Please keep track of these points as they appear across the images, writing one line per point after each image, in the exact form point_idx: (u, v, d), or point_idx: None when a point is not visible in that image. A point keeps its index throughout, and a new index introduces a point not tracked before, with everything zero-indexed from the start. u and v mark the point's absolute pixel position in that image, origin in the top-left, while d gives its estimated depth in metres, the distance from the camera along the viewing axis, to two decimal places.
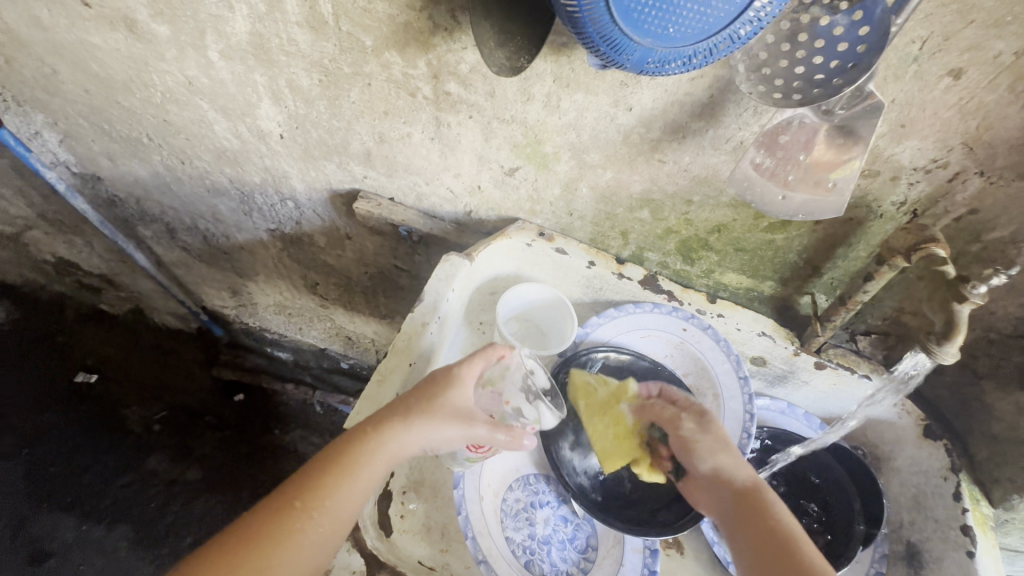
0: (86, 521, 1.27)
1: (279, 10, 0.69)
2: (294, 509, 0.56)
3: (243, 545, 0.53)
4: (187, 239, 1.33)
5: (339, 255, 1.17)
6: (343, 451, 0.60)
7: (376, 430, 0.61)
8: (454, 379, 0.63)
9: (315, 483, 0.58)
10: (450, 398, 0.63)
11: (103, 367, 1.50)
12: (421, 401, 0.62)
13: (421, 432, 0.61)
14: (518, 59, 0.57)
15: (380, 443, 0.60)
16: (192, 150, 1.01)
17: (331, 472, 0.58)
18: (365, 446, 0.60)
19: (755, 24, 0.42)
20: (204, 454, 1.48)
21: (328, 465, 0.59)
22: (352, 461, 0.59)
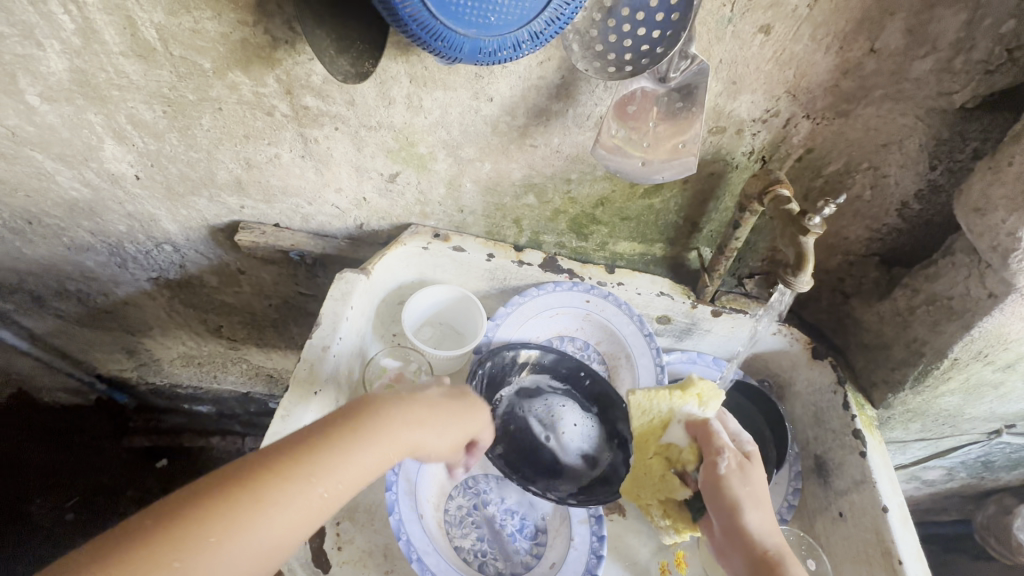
0: None
1: (96, 41, 0.63)
2: (271, 481, 0.46)
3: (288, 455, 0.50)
4: (59, 305, 1.19)
5: (236, 292, 1.10)
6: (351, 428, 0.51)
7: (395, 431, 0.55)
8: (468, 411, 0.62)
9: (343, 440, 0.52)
10: (473, 415, 0.63)
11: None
12: (451, 406, 0.60)
13: (421, 440, 0.56)
14: (363, 64, 0.55)
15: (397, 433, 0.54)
16: (38, 207, 0.90)
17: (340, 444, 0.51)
18: (370, 430, 0.52)
19: (554, 24, 0.44)
20: None
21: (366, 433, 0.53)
22: (356, 441, 0.51)
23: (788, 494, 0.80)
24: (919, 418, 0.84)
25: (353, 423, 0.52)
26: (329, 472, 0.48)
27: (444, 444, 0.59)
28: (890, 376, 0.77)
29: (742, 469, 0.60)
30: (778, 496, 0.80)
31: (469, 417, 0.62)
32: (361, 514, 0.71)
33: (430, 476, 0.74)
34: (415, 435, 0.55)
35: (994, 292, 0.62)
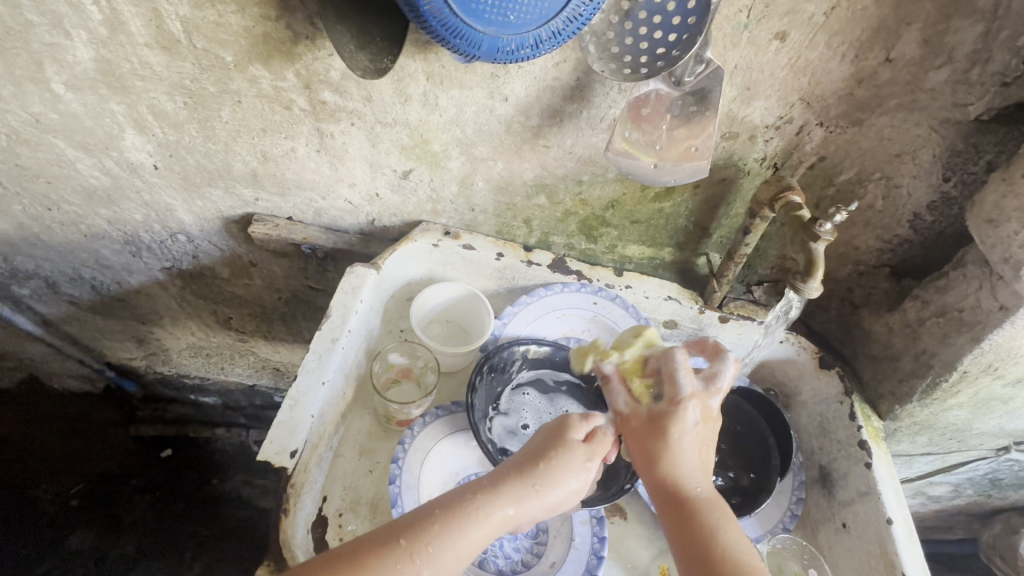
0: None
1: (123, 32, 0.64)
2: (373, 568, 0.51)
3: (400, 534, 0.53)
4: (72, 292, 1.21)
5: (247, 284, 1.11)
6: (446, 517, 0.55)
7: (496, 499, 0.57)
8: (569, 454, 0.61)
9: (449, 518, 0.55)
10: (581, 448, 0.62)
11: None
12: (556, 458, 0.60)
13: (525, 503, 0.58)
14: (382, 60, 0.56)
15: (505, 497, 0.57)
16: (58, 194, 0.92)
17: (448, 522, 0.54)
18: (468, 512, 0.55)
19: (575, 22, 0.44)
20: (134, 521, 1.49)
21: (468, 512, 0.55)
22: (454, 526, 0.54)
23: (791, 502, 0.80)
24: (926, 431, 0.83)
25: (453, 509, 0.55)
26: (427, 554, 0.53)
27: (554, 496, 0.60)
28: (898, 388, 0.76)
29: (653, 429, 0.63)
30: (782, 504, 0.80)
31: (578, 456, 0.61)
32: (365, 506, 0.72)
33: (434, 473, 0.73)
34: (519, 500, 0.58)
35: (1005, 305, 0.62)
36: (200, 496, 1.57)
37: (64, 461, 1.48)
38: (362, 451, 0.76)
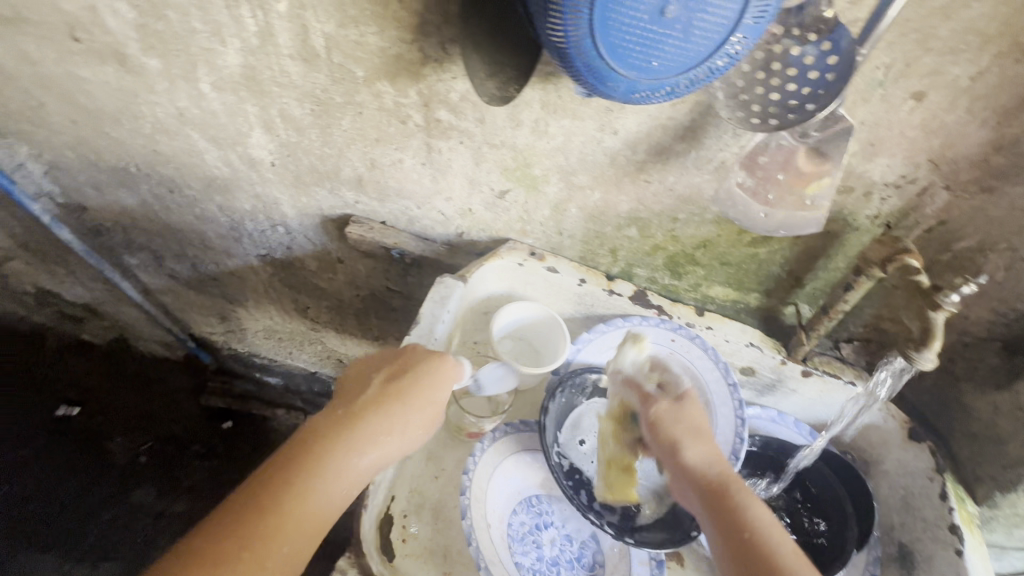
0: (68, 561, 1.38)
1: (271, 43, 0.70)
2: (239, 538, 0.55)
3: (256, 500, 0.57)
4: (174, 267, 1.32)
5: (330, 278, 1.17)
6: (306, 458, 0.60)
7: (330, 440, 0.61)
8: (383, 397, 0.65)
9: (293, 471, 0.59)
10: (416, 382, 0.66)
11: (82, 396, 1.60)
12: (383, 398, 0.65)
13: (367, 441, 0.62)
14: (508, 89, 0.59)
15: (343, 441, 0.61)
16: (182, 179, 1.01)
17: (288, 477, 0.58)
18: (305, 464, 0.59)
19: (722, 66, 0.45)
20: (192, 484, 1.57)
21: (316, 466, 0.59)
22: (293, 480, 0.58)
23: None
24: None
25: (299, 463, 0.59)
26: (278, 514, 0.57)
27: (393, 426, 0.64)
28: None
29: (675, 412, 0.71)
30: None
31: (375, 396, 0.65)
32: (428, 512, 0.73)
33: (501, 487, 0.75)
34: (360, 441, 0.62)
35: None
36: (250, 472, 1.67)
37: (139, 420, 1.62)
38: (429, 457, 0.78)
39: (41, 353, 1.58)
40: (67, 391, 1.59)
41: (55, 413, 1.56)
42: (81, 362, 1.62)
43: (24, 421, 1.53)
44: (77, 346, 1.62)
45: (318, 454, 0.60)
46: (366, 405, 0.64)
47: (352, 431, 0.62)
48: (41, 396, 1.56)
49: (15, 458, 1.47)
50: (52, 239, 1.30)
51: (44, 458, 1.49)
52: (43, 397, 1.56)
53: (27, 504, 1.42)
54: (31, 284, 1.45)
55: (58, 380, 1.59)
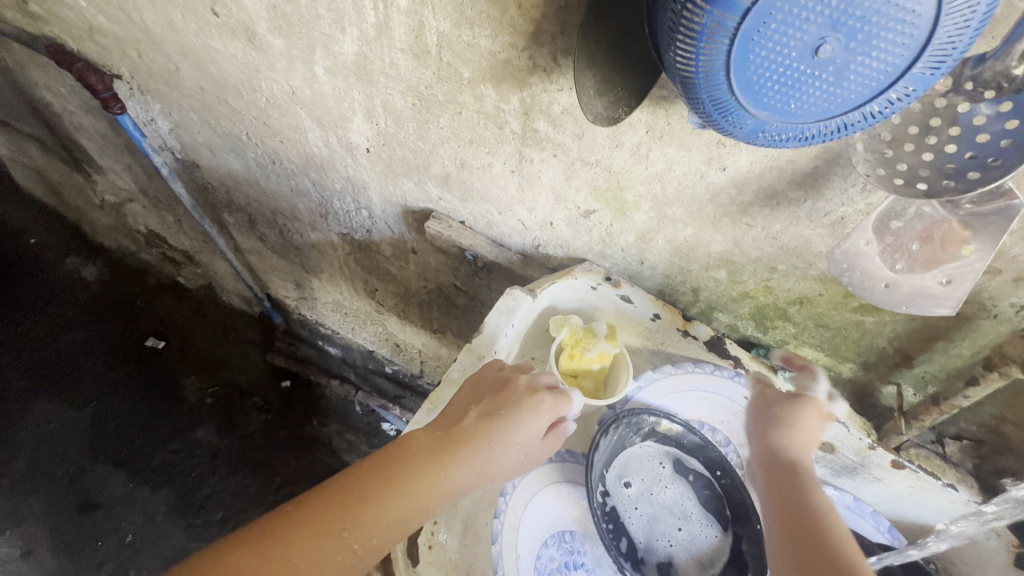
0: (134, 480, 1.54)
1: (386, 36, 0.71)
2: (351, 503, 0.59)
3: (376, 472, 0.61)
4: (265, 231, 1.40)
5: (401, 266, 1.20)
6: (420, 451, 0.63)
7: (447, 448, 0.64)
8: (498, 414, 0.66)
9: (404, 457, 0.63)
10: (530, 416, 0.67)
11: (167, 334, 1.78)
12: (496, 419, 0.66)
13: (474, 456, 0.64)
14: (616, 110, 0.56)
15: (456, 454, 0.63)
16: (284, 152, 1.06)
17: (403, 464, 0.62)
18: (418, 457, 0.63)
19: (874, 117, 0.40)
20: (245, 432, 1.71)
21: (425, 461, 0.63)
22: (402, 468, 0.62)
23: None
24: None
25: (411, 453, 0.63)
26: (385, 492, 0.60)
27: (499, 446, 0.65)
28: None
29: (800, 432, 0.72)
30: None
31: (490, 416, 0.66)
32: (458, 522, 0.69)
33: (535, 515, 0.73)
34: (467, 455, 0.64)
35: None
36: (299, 433, 1.77)
37: (210, 362, 1.78)
38: None
39: (145, 287, 1.84)
40: (157, 325, 1.79)
41: (144, 342, 1.75)
42: (173, 300, 1.84)
43: (119, 344, 1.73)
44: (173, 286, 1.84)
45: (430, 452, 0.63)
46: (484, 416, 0.66)
47: (458, 439, 0.65)
48: (136, 326, 1.77)
49: (106, 376, 1.66)
50: (167, 190, 1.43)
51: (128, 383, 1.67)
52: (137, 327, 1.77)
53: (109, 422, 1.59)
54: (144, 225, 1.66)
55: (152, 314, 1.80)
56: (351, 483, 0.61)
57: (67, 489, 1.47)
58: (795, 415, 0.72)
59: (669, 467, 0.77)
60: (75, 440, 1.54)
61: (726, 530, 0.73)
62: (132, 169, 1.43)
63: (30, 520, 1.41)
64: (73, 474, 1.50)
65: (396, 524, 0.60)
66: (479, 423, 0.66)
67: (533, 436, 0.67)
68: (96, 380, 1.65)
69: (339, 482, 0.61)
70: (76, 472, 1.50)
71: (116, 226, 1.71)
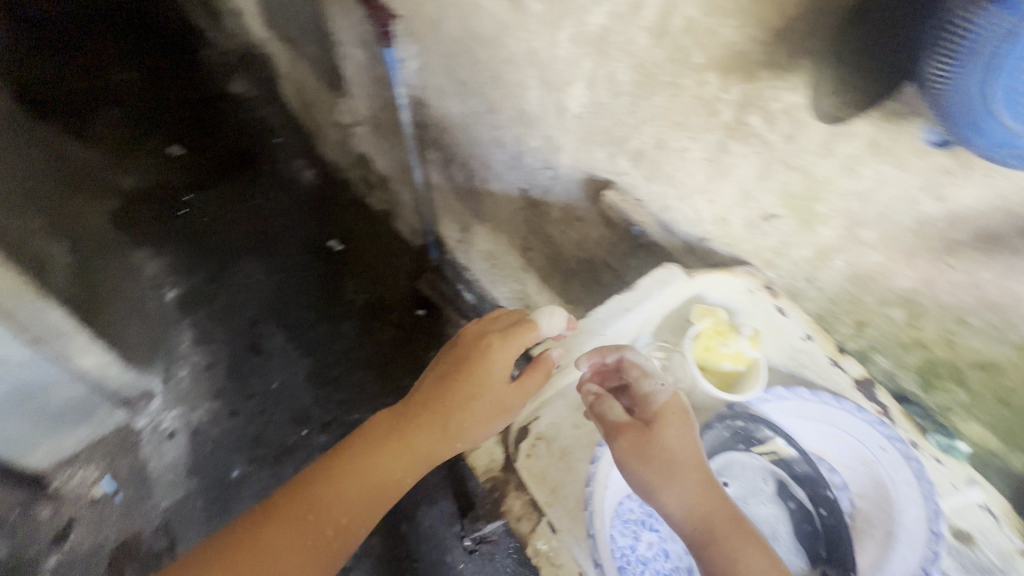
0: (290, 341, 2.05)
1: (637, 14, 0.78)
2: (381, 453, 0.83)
3: (393, 424, 0.85)
4: (455, 172, 1.62)
5: (563, 231, 1.30)
6: (425, 416, 0.85)
7: (443, 399, 0.85)
8: (481, 365, 0.86)
9: (410, 413, 0.86)
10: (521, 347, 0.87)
11: (347, 242, 2.23)
12: (469, 380, 0.86)
13: (476, 413, 0.84)
14: (849, 113, 0.64)
15: (459, 405, 0.85)
16: (502, 104, 1.23)
17: (415, 425, 0.85)
18: (425, 414, 0.85)
19: None
20: (377, 338, 2.04)
21: (425, 421, 0.85)
22: (410, 422, 0.85)
23: None
24: None
25: (415, 415, 0.85)
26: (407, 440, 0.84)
27: (486, 395, 0.85)
28: None
29: (654, 430, 0.76)
30: None
31: (470, 380, 0.86)
32: (554, 447, 0.85)
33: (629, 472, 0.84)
34: (465, 414, 0.84)
35: None
36: (414, 352, 2.03)
37: (369, 274, 2.15)
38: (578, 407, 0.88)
39: (344, 200, 2.30)
40: (343, 232, 2.23)
41: (329, 242, 2.21)
42: (361, 216, 2.26)
43: (312, 239, 2.23)
44: (363, 206, 2.28)
45: (431, 415, 0.85)
46: (479, 376, 0.86)
47: (461, 405, 0.84)
48: (329, 228, 2.25)
49: (298, 260, 2.19)
50: (392, 119, 1.72)
51: (309, 270, 2.17)
52: (329, 229, 2.24)
53: (288, 294, 2.12)
54: (361, 149, 2.02)
55: (342, 223, 2.26)
56: (377, 430, 0.86)
57: (249, 330, 2.04)
58: (648, 438, 0.75)
59: (773, 482, 0.88)
60: (264, 299, 2.10)
61: (828, 552, 0.84)
62: (373, 97, 1.74)
63: (224, 342, 2.01)
64: (256, 322, 2.07)
65: (419, 458, 0.84)
66: (456, 386, 0.86)
67: (500, 368, 0.86)
68: (290, 261, 2.19)
69: (370, 425, 0.87)
70: (257, 321, 2.07)
71: (339, 143, 2.09)
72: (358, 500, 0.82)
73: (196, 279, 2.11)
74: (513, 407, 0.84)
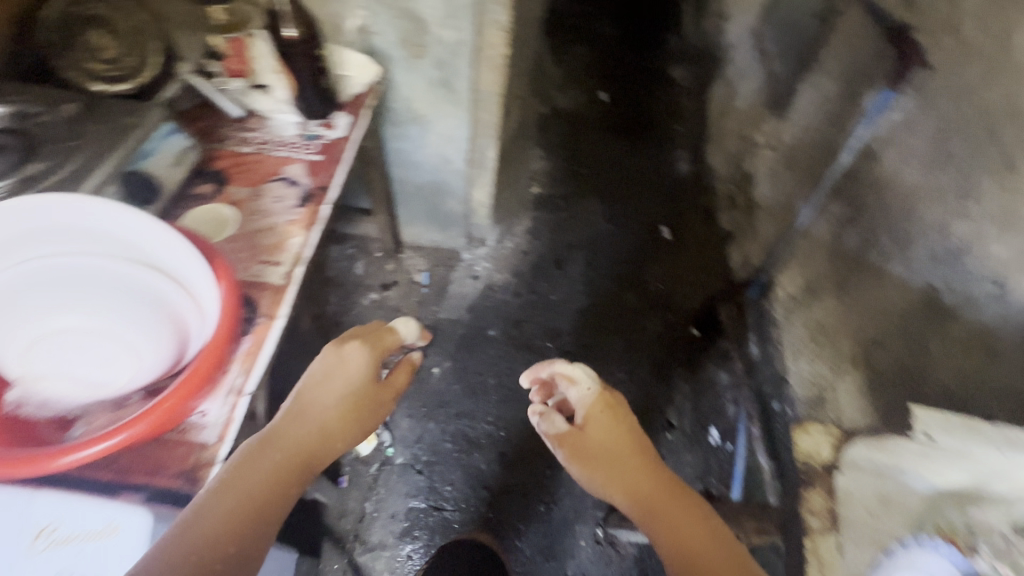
0: (584, 277, 2.39)
1: None
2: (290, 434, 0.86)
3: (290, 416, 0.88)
4: (854, 238, 1.82)
5: (952, 350, 1.48)
6: (319, 390, 0.92)
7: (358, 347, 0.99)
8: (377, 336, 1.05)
9: (309, 401, 0.91)
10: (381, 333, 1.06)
11: (674, 235, 2.54)
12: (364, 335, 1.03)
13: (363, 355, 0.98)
14: None
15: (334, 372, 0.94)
16: (985, 184, 1.36)
17: (316, 389, 0.92)
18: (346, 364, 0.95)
19: None
20: (647, 323, 2.26)
21: (336, 391, 0.92)
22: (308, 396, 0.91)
23: None
24: None
25: (321, 378, 0.93)
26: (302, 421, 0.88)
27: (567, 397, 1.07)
28: None
29: (570, 433, 1.00)
30: None
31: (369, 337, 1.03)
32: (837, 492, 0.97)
33: None
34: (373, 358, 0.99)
35: None
36: (671, 350, 2.20)
37: (674, 274, 2.39)
38: (880, 494, 0.97)
39: (695, 207, 2.61)
40: (677, 229, 2.54)
41: (660, 230, 2.54)
42: (700, 227, 2.53)
43: (649, 220, 2.59)
44: (707, 220, 2.55)
45: (327, 380, 0.93)
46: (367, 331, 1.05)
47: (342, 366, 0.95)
48: (669, 220, 2.59)
49: (629, 225, 2.57)
50: (827, 153, 1.95)
51: (631, 238, 2.52)
52: (668, 221, 2.58)
53: (605, 244, 2.50)
54: (759, 187, 2.37)
55: (680, 222, 2.57)
56: (295, 418, 0.88)
57: (562, 249, 2.47)
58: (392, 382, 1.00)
59: None
60: (588, 236, 2.53)
61: None
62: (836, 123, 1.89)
63: (543, 247, 2.46)
64: (570, 248, 2.47)
65: (348, 430, 0.91)
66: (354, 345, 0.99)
67: (361, 361, 0.96)
68: (623, 223, 2.58)
69: (303, 408, 0.90)
70: (572, 248, 2.47)
71: (743, 172, 2.52)
72: (264, 495, 0.79)
73: (557, 192, 2.66)
74: (384, 403, 0.97)
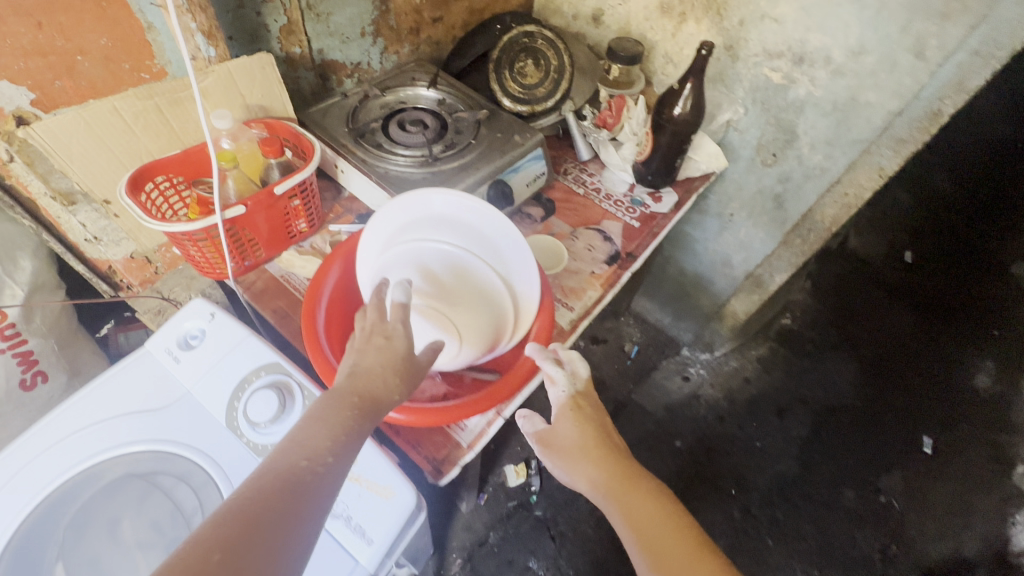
0: (807, 439, 2.06)
1: None
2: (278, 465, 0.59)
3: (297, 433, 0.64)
4: None
5: None
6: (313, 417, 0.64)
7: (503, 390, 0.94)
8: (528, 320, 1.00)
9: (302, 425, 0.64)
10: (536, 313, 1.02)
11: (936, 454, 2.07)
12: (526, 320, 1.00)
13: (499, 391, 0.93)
14: None
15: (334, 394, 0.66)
16: None
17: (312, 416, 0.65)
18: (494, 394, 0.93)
19: None
20: (862, 535, 1.85)
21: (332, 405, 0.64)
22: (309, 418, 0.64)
23: None
24: None
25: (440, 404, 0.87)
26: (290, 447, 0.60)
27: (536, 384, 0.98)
28: None
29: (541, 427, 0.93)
30: None
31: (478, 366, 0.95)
32: None
33: None
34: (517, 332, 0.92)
35: None
36: None
37: (922, 500, 1.94)
38: None
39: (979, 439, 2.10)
40: (944, 448, 2.06)
41: (924, 440, 2.08)
42: (976, 465, 2.03)
43: (913, 420, 2.13)
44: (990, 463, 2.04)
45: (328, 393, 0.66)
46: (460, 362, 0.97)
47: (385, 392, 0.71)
48: (938, 432, 2.11)
49: (886, 413, 2.15)
50: None
51: (882, 428, 2.10)
52: (937, 434, 2.10)
53: (847, 418, 2.12)
54: None
55: (951, 443, 2.08)
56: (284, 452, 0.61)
57: (794, 396, 2.16)
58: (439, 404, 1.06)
59: None
60: (829, 397, 2.17)
61: None
62: None
63: (773, 383, 2.19)
64: (802, 400, 2.16)
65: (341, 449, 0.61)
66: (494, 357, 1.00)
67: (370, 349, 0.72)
68: (879, 406, 2.16)
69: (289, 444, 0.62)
70: (805, 402, 2.15)
71: None
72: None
73: (810, 334, 2.36)
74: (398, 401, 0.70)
